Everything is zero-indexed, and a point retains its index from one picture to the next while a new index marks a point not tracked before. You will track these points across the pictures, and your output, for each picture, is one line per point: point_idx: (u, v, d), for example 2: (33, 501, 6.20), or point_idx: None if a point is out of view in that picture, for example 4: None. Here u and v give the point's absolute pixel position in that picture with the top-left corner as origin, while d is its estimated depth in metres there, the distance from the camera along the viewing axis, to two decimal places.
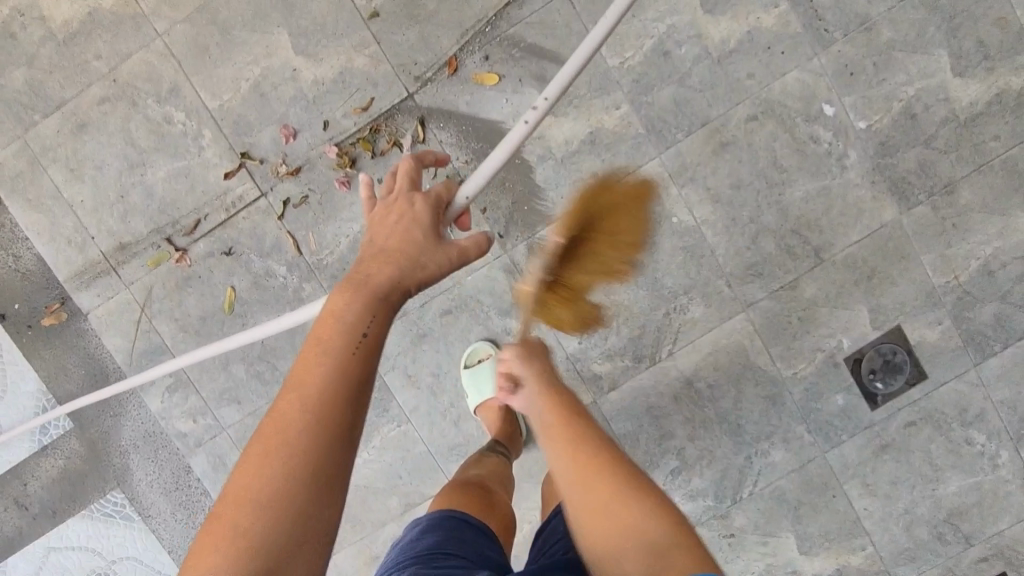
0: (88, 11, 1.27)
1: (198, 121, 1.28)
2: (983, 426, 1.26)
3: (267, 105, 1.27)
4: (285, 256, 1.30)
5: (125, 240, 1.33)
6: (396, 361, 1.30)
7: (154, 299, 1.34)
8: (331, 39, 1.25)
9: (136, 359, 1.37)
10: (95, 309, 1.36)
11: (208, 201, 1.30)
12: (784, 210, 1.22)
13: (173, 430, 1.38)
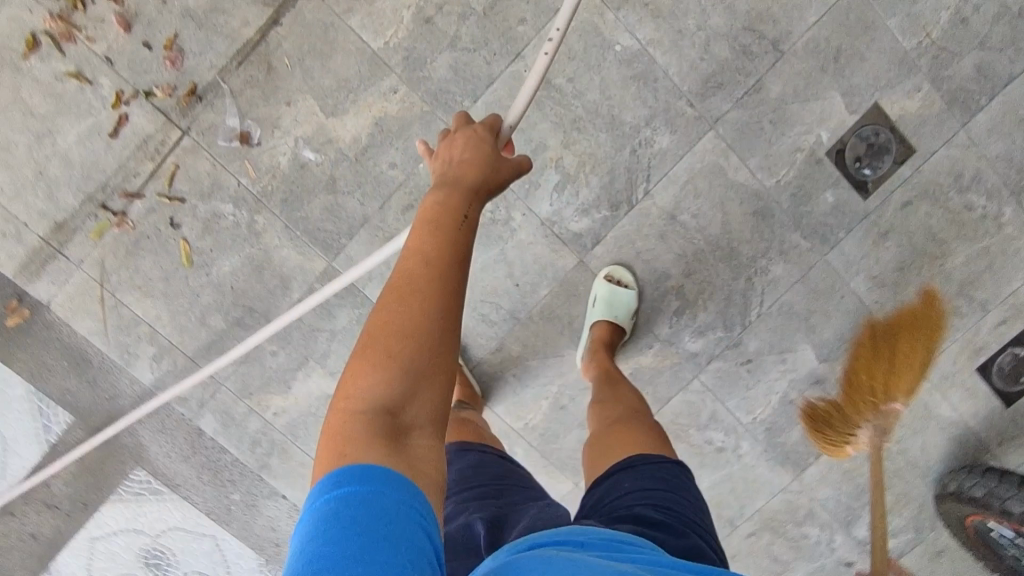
0: None
1: (93, 72, 1.18)
2: (982, 187, 1.20)
3: (160, 36, 1.16)
4: (227, 194, 1.23)
5: (60, 218, 1.25)
6: (372, 271, 1.26)
7: (110, 271, 1.28)
8: None
9: (112, 337, 1.32)
10: (55, 298, 1.30)
11: (131, 156, 1.22)
12: (732, 7, 1.13)
13: (172, 397, 1.36)
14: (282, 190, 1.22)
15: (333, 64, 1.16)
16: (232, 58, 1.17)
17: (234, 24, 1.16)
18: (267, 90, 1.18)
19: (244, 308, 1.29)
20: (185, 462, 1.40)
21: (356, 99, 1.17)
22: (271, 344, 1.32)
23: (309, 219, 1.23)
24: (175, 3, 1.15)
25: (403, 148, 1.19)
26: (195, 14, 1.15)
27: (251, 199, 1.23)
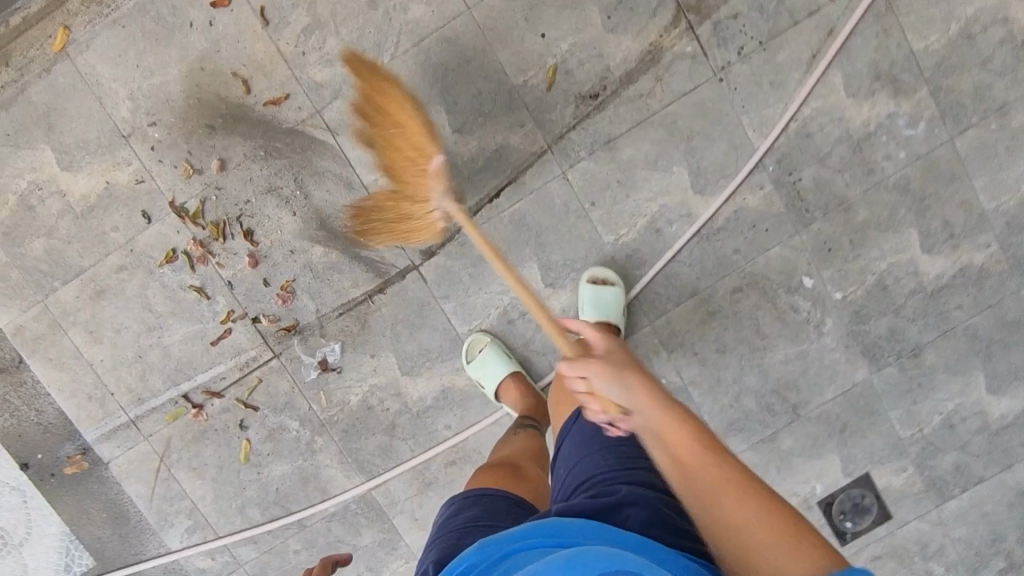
0: (105, 186, 1.38)
1: (213, 289, 1.38)
2: (942, 559, 1.37)
3: (277, 275, 1.36)
4: (294, 413, 1.39)
5: (143, 394, 1.43)
6: (403, 506, 1.40)
7: (172, 449, 1.44)
8: (341, 214, 1.33)
9: (156, 502, 1.47)
10: (116, 459, 1.46)
11: (222, 362, 1.40)
12: (767, 373, 1.31)
13: (192, 566, 1.49)
14: (346, 422, 1.38)
15: (420, 335, 1.34)
16: (335, 308, 1.36)
17: (344, 283, 1.35)
18: (356, 340, 1.36)
19: (280, 509, 1.43)
20: None
21: (431, 367, 1.34)
22: (297, 546, 1.45)
23: (361, 453, 1.39)
24: (299, 253, 1.35)
25: (459, 416, 1.36)
26: (314, 267, 1.35)
27: (316, 422, 1.39)
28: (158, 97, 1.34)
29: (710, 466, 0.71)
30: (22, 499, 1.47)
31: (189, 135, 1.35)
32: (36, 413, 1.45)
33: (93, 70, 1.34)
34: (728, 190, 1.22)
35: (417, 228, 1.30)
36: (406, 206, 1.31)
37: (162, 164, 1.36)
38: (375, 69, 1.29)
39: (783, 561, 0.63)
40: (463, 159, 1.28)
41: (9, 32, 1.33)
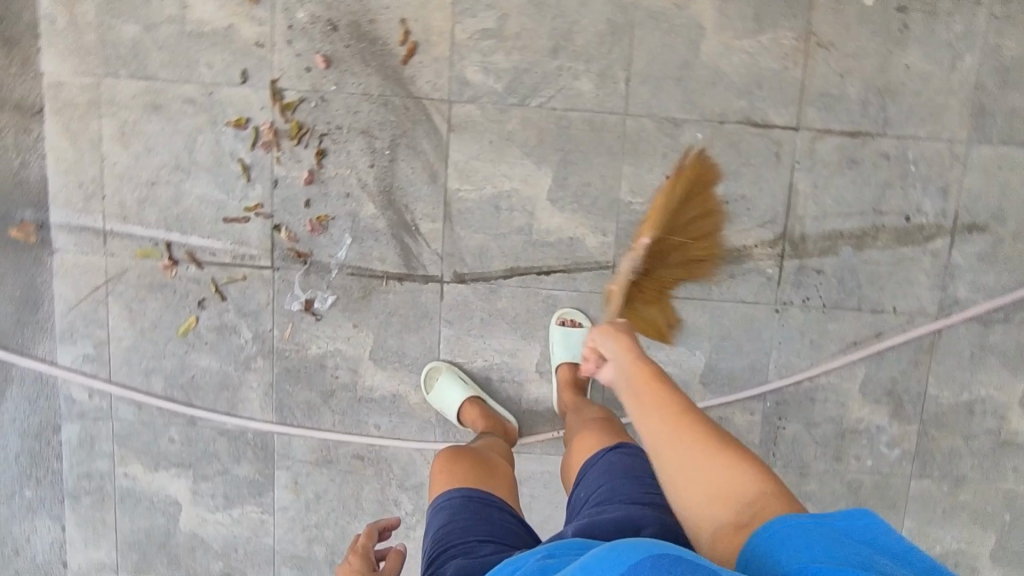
0: (226, 25, 1.35)
1: (258, 176, 1.37)
2: None
3: (321, 204, 1.37)
4: (256, 326, 1.40)
5: (130, 217, 1.40)
6: (292, 465, 1.42)
7: (123, 280, 1.41)
8: (412, 195, 1.36)
9: (73, 314, 1.42)
10: (64, 254, 1.41)
11: (223, 241, 1.39)
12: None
13: (65, 391, 1.43)
14: (294, 364, 1.40)
15: (408, 338, 1.37)
16: (350, 265, 1.37)
17: (373, 251, 1.37)
18: (350, 304, 1.37)
19: (183, 394, 1.42)
20: (18, 436, 1.44)
21: (398, 369, 1.37)
22: (174, 435, 1.43)
23: (288, 397, 1.40)
24: (353, 200, 1.36)
25: (391, 423, 1.39)
26: (357, 220, 1.37)
27: (269, 345, 1.40)
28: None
29: (677, 418, 0.84)
30: None
31: (329, 39, 1.34)
32: (21, 165, 1.40)
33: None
34: (722, 398, 1.34)
35: (464, 254, 1.35)
36: (470, 232, 1.35)
37: (288, 45, 1.35)
38: (521, 107, 1.35)
39: (746, 480, 0.77)
40: (541, 228, 1.34)
41: None
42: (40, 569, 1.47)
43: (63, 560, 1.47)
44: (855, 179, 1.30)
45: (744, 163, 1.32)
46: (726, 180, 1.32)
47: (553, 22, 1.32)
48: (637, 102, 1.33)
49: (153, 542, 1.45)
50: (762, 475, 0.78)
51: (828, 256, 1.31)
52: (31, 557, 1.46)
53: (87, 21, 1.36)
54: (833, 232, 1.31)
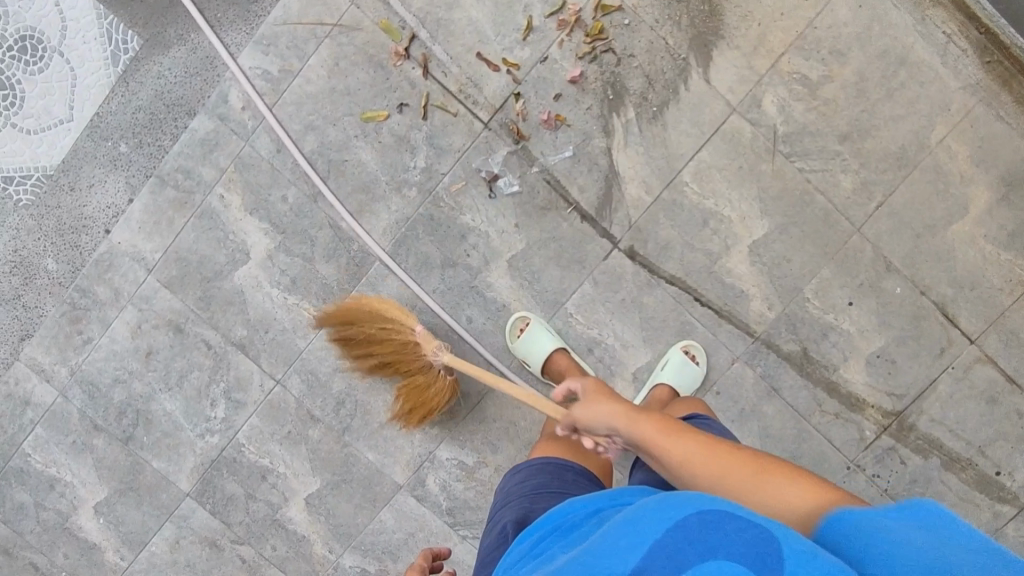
0: None
1: (534, 43, 1.32)
2: None
3: (567, 107, 1.32)
4: (431, 164, 1.34)
5: None
6: (371, 298, 1.37)
7: (348, 36, 1.33)
8: (646, 158, 1.33)
9: (282, 29, 1.33)
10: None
11: (460, 69, 1.32)
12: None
13: (225, 87, 1.34)
14: (439, 218, 1.35)
15: (550, 270, 1.35)
16: (552, 175, 1.33)
17: (579, 177, 1.33)
18: (526, 207, 1.34)
19: (325, 171, 1.35)
20: (152, 94, 1.34)
21: (523, 290, 1.36)
22: (288, 197, 1.36)
23: (412, 241, 1.35)
24: (596, 123, 1.32)
25: (480, 326, 1.37)
26: (585, 142, 1.32)
27: (430, 187, 1.34)
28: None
29: (716, 451, 0.82)
30: None
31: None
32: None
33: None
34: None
35: (650, 238, 1.35)
36: (668, 226, 1.34)
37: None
38: (784, 156, 1.34)
39: (792, 492, 0.73)
40: (727, 266, 1.35)
41: None
42: (81, 219, 1.37)
43: (107, 227, 1.38)
44: (985, 414, 1.37)
45: (916, 338, 1.36)
46: (891, 340, 1.36)
47: (862, 113, 1.33)
48: (875, 227, 1.34)
49: (199, 272, 1.38)
50: (793, 468, 0.76)
51: (917, 456, 1.38)
52: (81, 204, 1.37)
53: None
54: (936, 442, 1.37)
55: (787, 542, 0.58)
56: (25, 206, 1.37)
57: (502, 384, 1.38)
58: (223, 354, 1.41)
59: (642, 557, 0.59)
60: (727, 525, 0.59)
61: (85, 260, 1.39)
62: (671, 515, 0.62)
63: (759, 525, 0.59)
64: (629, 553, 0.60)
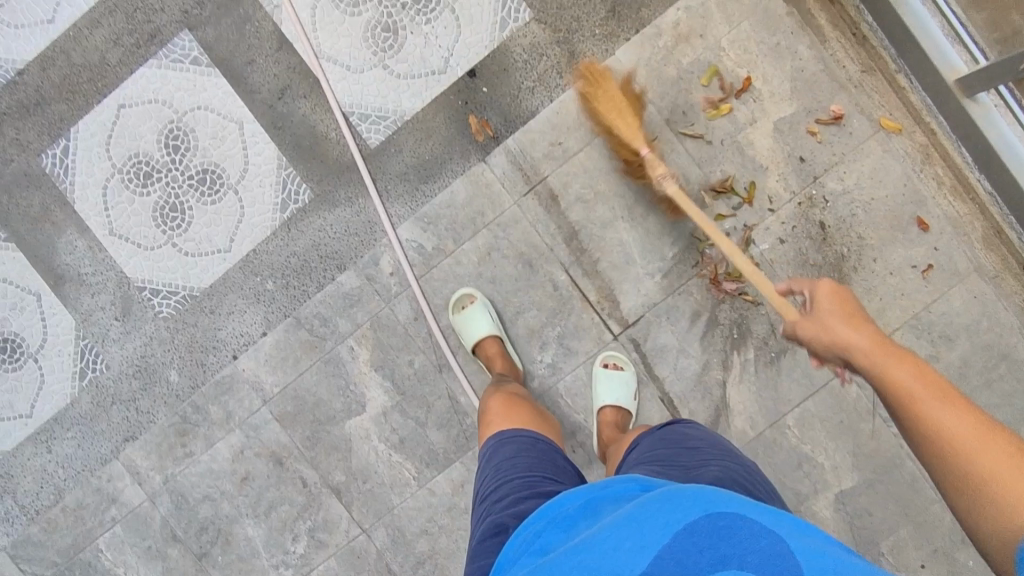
0: (761, 166, 1.50)
1: (676, 275, 1.43)
2: None
3: (691, 339, 1.44)
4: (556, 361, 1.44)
5: (558, 198, 1.43)
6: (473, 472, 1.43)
7: (506, 231, 1.43)
8: (759, 399, 1.44)
9: (445, 212, 1.43)
10: (486, 168, 1.43)
11: (600, 280, 1.43)
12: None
13: (380, 253, 1.42)
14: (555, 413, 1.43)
15: None
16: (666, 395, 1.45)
17: (689, 404, 1.45)
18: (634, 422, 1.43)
19: (456, 348, 1.42)
20: (311, 244, 1.41)
21: None
22: (415, 361, 1.43)
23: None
24: (717, 359, 1.43)
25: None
26: (701, 374, 1.44)
27: (550, 386, 1.44)
28: (851, 214, 1.49)
29: (947, 393, 0.72)
30: (439, 69, 1.43)
31: (815, 240, 1.50)
32: (529, 83, 1.44)
33: (872, 155, 1.49)
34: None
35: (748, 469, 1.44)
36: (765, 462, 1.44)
37: (786, 212, 1.50)
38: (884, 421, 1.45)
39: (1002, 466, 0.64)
40: (813, 508, 1.44)
41: (892, 75, 1.50)
42: (213, 340, 1.42)
43: (235, 352, 1.43)
44: None
45: None
46: None
47: (962, 393, 1.47)
48: None
49: (313, 413, 1.43)
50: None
51: None
52: (216, 327, 1.42)
53: (680, 61, 1.50)
54: None
55: (794, 539, 0.58)
56: (164, 318, 1.42)
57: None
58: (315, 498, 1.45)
59: (648, 561, 0.59)
60: (739, 532, 0.60)
61: (206, 378, 1.43)
62: (678, 516, 0.62)
63: (772, 531, 0.59)
64: (639, 556, 0.60)
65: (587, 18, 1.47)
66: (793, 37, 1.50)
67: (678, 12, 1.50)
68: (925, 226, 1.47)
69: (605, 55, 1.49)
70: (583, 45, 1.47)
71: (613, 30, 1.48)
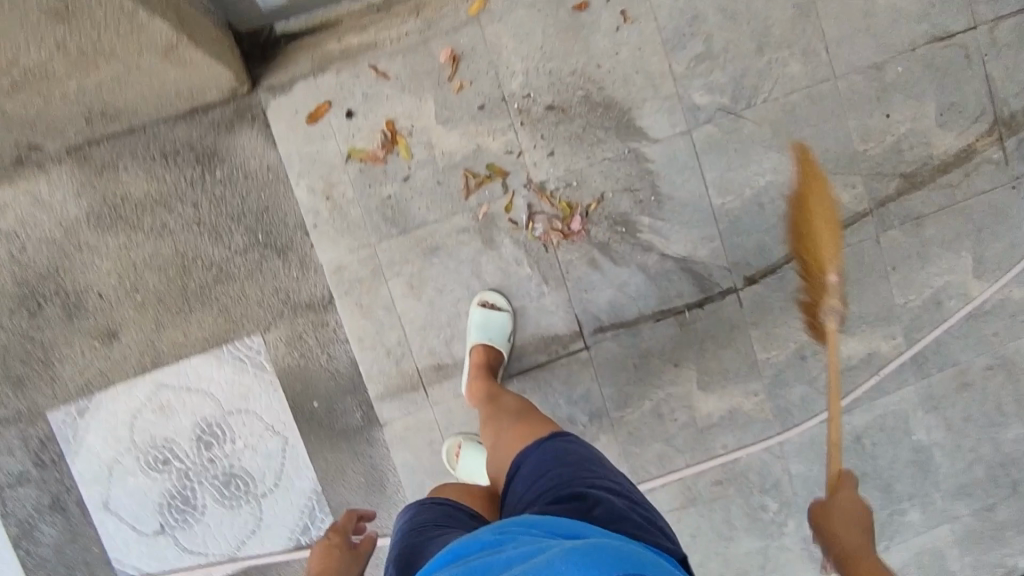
0: (475, 148, 1.54)
1: (548, 278, 1.59)
2: None
3: (609, 269, 1.62)
4: (578, 389, 1.63)
5: (443, 362, 1.54)
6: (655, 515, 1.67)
7: (455, 421, 1.54)
8: (682, 229, 1.64)
9: (418, 476, 1.54)
10: (393, 423, 1.53)
11: (532, 354, 1.61)
12: (895, 456, 1.82)
13: None
14: (631, 423, 1.66)
15: (719, 355, 1.68)
16: (653, 311, 1.65)
17: (669, 290, 1.64)
18: (664, 351, 1.66)
19: None
20: None
21: (722, 384, 1.69)
22: None
23: (625, 429, 1.66)
24: (636, 252, 1.62)
25: (712, 414, 1.69)
26: (647, 269, 1.63)
27: (606, 422, 1.65)
28: (549, 78, 1.55)
29: None
30: (282, 445, 1.49)
31: (554, 122, 1.56)
32: (327, 359, 1.50)
33: (498, 41, 1.52)
34: (942, 325, 1.78)
35: (726, 255, 1.66)
36: (729, 243, 1.66)
37: (526, 143, 1.56)
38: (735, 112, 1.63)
39: None
40: (772, 214, 1.67)
41: None
42: None
43: None
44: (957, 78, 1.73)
45: (882, 93, 1.71)
46: (878, 117, 1.71)
47: (731, 16, 1.62)
48: (807, 73, 1.66)
49: None
50: None
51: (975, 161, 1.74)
52: None
53: (347, 198, 1.49)
54: (957, 124, 1.74)
55: None
56: None
57: (759, 422, 1.71)
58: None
59: None
60: None
61: None
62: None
63: None
64: None
65: (280, 279, 1.48)
66: (360, 75, 1.47)
67: (301, 182, 1.47)
68: (584, 6, 1.54)
69: (319, 273, 1.50)
70: (307, 290, 1.49)
71: (299, 255, 1.48)
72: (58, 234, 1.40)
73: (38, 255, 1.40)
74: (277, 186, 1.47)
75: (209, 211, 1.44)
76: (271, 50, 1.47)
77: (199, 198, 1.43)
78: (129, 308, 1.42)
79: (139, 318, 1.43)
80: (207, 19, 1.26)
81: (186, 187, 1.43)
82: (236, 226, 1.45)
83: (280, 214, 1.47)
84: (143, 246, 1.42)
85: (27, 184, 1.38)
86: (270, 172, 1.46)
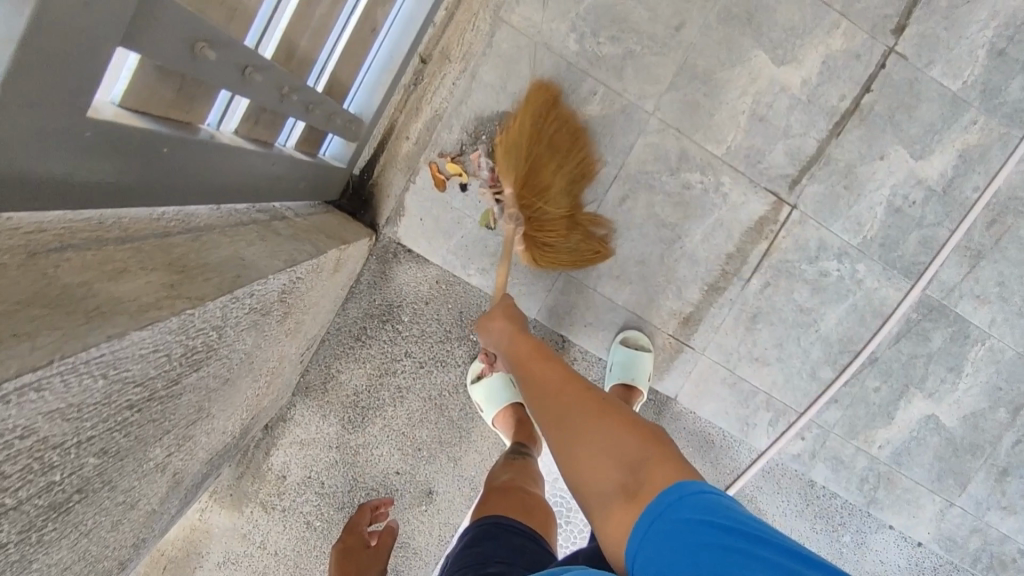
0: (583, 127, 1.45)
1: (716, 176, 1.50)
2: None
3: (768, 126, 1.48)
4: (813, 245, 1.54)
5: (687, 313, 1.57)
6: (962, 290, 1.57)
7: (731, 352, 1.59)
8: (806, 39, 1.44)
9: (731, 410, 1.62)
10: (683, 388, 1.63)
11: (754, 249, 1.54)
12: None
13: (788, 455, 1.66)
14: (879, 236, 1.54)
15: (918, 114, 1.48)
16: (831, 129, 1.48)
17: (833, 99, 1.47)
18: (866, 157, 1.50)
19: (850, 353, 1.60)
20: (799, 517, 1.69)
21: (941, 138, 1.49)
22: (874, 381, 1.62)
23: (876, 245, 1.55)
24: (780, 94, 1.47)
25: (948, 170, 1.51)
26: (804, 97, 1.47)
27: (853, 252, 1.55)
28: (597, 15, 1.40)
29: None
30: None
31: (628, 47, 1.43)
32: None
33: (531, 22, 1.40)
34: None
35: (858, 26, 1.44)
36: (857, 10, 1.43)
37: (616, 84, 1.44)
38: None
39: None
40: None
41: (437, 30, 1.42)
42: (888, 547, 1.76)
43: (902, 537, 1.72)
44: None
45: None
46: None
47: None
48: None
49: (929, 437, 1.65)
50: None
51: None
52: (886, 555, 1.72)
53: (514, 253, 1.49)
54: None
55: None
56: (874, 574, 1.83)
57: (996, 144, 1.49)
58: (979, 399, 1.63)
59: None
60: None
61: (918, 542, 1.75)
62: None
63: None
64: None
65: None
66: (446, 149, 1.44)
67: (472, 271, 1.49)
68: None
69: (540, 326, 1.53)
70: None
71: None
72: (336, 453, 1.56)
73: (336, 479, 1.57)
74: (454, 289, 1.50)
75: (422, 352, 1.52)
76: (365, 190, 1.48)
77: (407, 347, 1.52)
78: (426, 460, 1.57)
79: (436, 465, 1.58)
80: (329, 213, 1.26)
81: (392, 348, 1.52)
82: (448, 345, 1.52)
83: (474, 308, 1.51)
84: (398, 415, 1.55)
85: (289, 437, 1.54)
86: (439, 284, 1.50)
